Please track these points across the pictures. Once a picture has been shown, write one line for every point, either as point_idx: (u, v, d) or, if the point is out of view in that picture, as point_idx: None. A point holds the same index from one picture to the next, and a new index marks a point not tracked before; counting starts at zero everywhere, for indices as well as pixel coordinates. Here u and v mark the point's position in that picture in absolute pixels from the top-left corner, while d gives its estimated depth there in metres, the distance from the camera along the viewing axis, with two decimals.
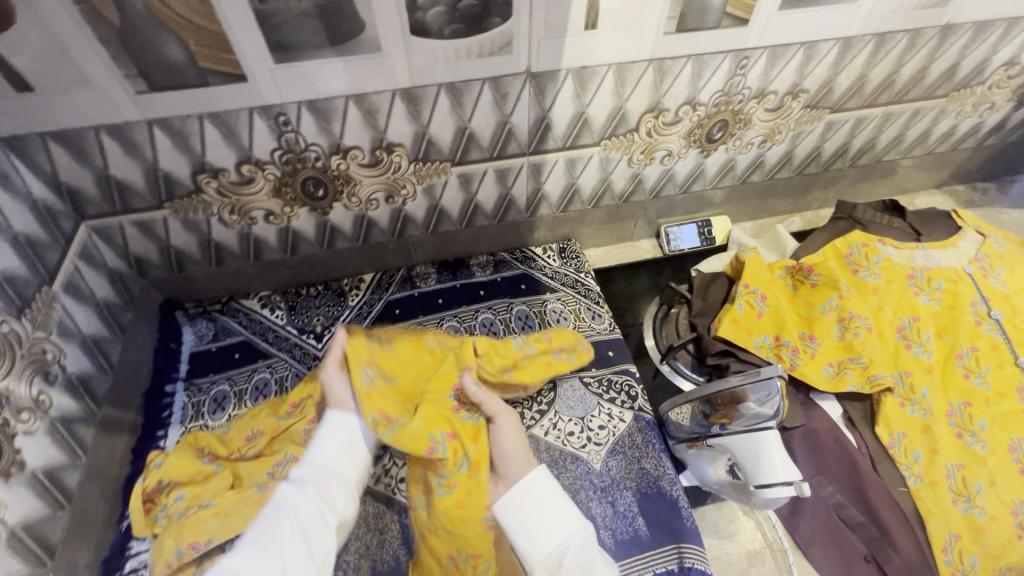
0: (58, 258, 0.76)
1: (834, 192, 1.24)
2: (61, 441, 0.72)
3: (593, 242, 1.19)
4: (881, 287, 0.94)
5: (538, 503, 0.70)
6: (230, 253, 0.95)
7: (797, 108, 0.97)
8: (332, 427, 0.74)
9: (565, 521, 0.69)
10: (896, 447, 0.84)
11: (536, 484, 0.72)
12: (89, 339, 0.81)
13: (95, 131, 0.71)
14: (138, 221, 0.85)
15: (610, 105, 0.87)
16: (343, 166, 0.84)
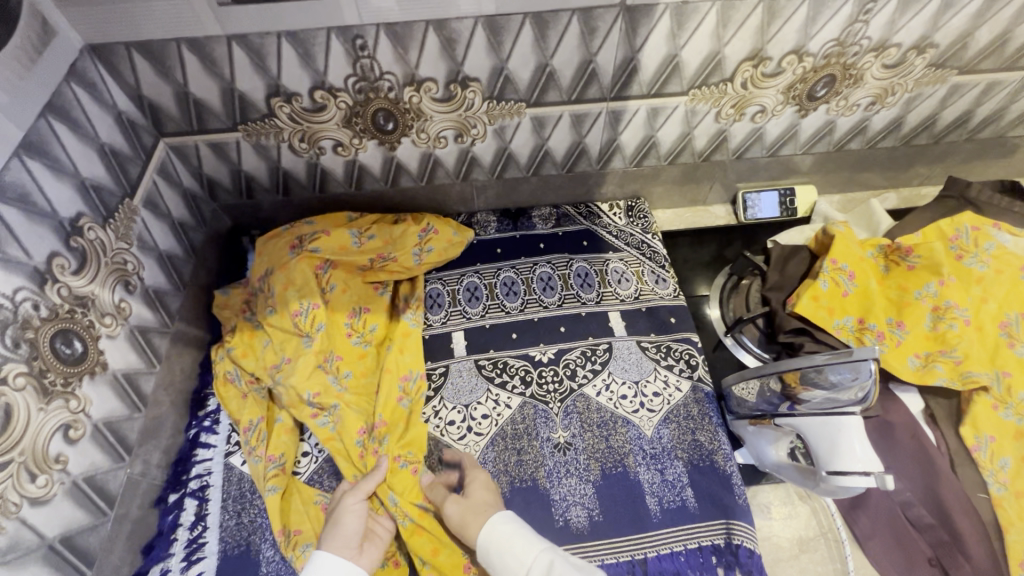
0: (139, 173, 0.77)
1: (942, 168, 1.11)
2: (138, 348, 0.75)
3: (662, 202, 1.12)
4: (988, 277, 0.84)
5: (507, 544, 0.63)
6: (297, 182, 0.95)
7: (920, 66, 0.85)
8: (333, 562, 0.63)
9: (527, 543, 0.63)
10: (981, 452, 0.77)
11: (497, 533, 0.64)
12: (164, 255, 0.83)
13: (177, 43, 0.70)
14: (213, 142, 0.85)
15: (707, 50, 0.79)
16: (415, 99, 0.81)
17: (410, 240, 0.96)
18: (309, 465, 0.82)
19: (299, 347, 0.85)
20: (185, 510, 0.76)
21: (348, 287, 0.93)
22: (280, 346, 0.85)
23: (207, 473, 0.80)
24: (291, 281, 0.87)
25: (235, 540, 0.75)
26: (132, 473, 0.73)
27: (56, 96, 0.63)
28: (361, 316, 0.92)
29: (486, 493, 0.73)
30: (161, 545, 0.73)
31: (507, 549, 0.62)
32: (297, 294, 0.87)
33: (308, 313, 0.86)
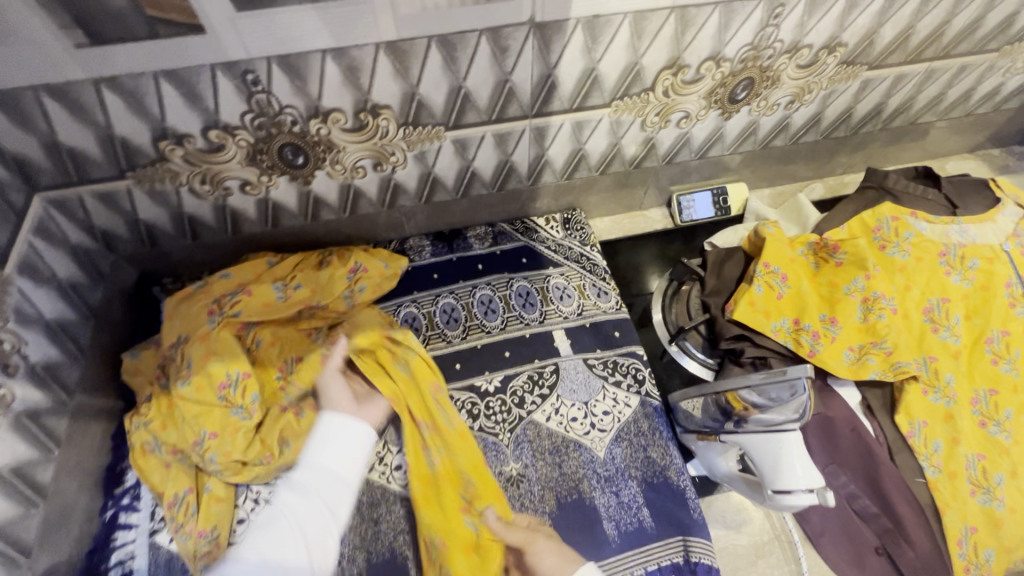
0: (9, 237, 0.68)
1: (861, 157, 1.14)
2: (29, 436, 0.67)
3: (598, 211, 1.10)
4: (910, 265, 0.87)
5: None
6: (205, 225, 0.87)
7: (832, 64, 0.86)
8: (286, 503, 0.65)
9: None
10: (916, 437, 0.80)
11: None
12: (54, 323, 0.74)
13: (34, 91, 0.61)
14: (100, 193, 0.76)
15: (624, 61, 0.77)
16: (323, 131, 0.75)
17: (339, 284, 0.91)
18: (247, 533, 0.76)
19: (229, 419, 0.77)
20: None
21: (277, 340, 0.88)
22: (201, 421, 0.76)
23: (129, 559, 0.73)
24: (214, 350, 0.80)
25: None
26: None
27: None
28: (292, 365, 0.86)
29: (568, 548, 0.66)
30: None
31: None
32: (220, 363, 0.79)
33: (236, 384, 0.78)
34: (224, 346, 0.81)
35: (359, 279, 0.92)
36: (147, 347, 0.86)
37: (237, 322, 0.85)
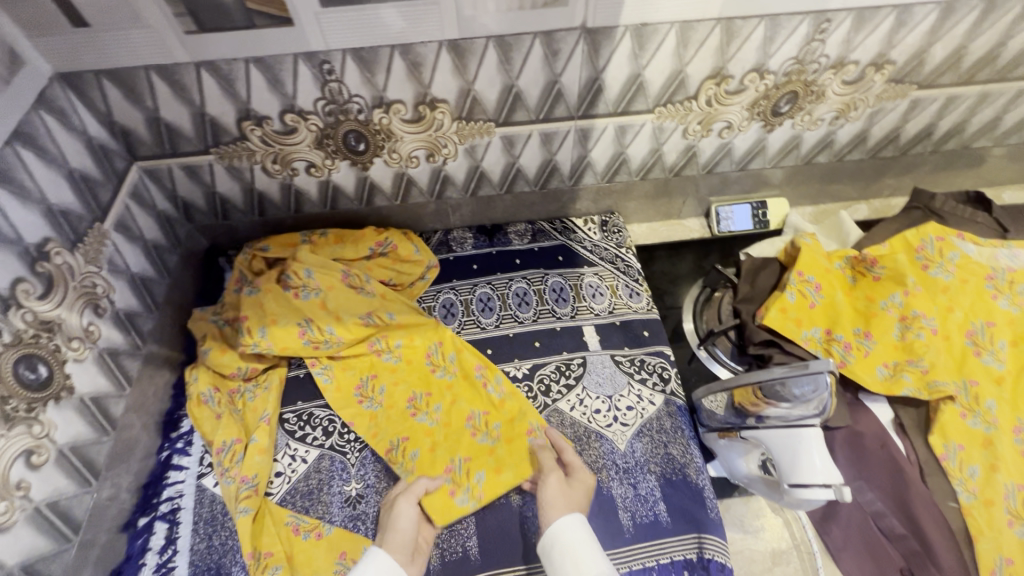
0: (110, 197, 0.78)
1: (910, 179, 1.12)
2: (108, 372, 0.75)
3: (636, 217, 1.13)
4: (954, 286, 0.86)
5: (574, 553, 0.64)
6: (272, 203, 0.96)
7: (879, 82, 0.87)
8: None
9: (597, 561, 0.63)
10: (950, 459, 0.77)
11: (565, 538, 0.65)
12: (137, 277, 0.83)
13: (146, 70, 0.71)
14: (186, 165, 0.86)
15: (669, 69, 0.81)
16: (385, 120, 0.82)
17: (366, 243, 0.98)
18: (282, 485, 0.81)
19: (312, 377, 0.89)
20: (155, 534, 0.76)
21: (331, 293, 0.92)
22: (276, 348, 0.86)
23: (178, 495, 0.80)
24: (273, 315, 0.88)
25: (205, 563, 0.75)
26: (100, 499, 0.72)
27: (23, 124, 0.64)
28: (356, 275, 0.96)
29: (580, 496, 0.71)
30: (130, 569, 0.73)
31: (573, 555, 0.64)
32: (286, 323, 0.88)
33: (311, 328, 0.89)
34: (283, 312, 0.89)
35: (391, 237, 1.00)
36: (202, 312, 0.94)
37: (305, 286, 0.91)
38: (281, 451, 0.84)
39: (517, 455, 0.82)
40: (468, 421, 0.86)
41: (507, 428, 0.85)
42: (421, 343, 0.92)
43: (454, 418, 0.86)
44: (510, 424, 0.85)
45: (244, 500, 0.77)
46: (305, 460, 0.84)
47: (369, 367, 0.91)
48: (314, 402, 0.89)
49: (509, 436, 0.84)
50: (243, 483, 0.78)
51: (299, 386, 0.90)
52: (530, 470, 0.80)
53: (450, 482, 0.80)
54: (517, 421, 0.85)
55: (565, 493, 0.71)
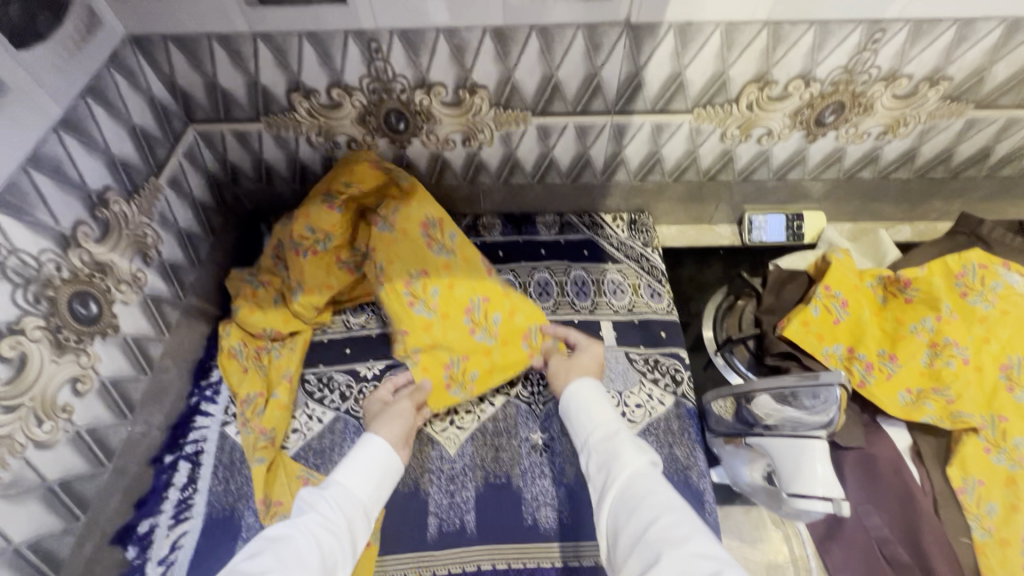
0: (166, 155, 0.84)
1: (960, 205, 1.07)
2: (150, 316, 0.81)
3: (667, 218, 1.12)
4: (993, 317, 0.83)
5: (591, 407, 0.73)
6: (313, 174, 1.00)
7: (933, 98, 0.84)
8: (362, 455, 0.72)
9: (601, 409, 0.73)
10: (967, 494, 0.75)
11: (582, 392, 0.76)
12: (184, 232, 0.89)
13: (208, 38, 0.76)
14: (237, 131, 0.91)
15: (711, 70, 0.80)
16: (425, 101, 0.85)
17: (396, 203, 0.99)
18: (298, 441, 0.86)
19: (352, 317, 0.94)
20: (178, 472, 0.81)
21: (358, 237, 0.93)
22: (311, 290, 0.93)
23: (203, 439, 0.85)
24: (306, 211, 0.91)
25: (220, 505, 0.80)
26: (133, 432, 0.78)
27: (95, 80, 0.70)
28: (387, 203, 0.92)
29: (592, 364, 0.83)
30: (153, 501, 0.78)
31: (583, 408, 0.74)
32: (318, 208, 0.90)
33: (298, 240, 0.92)
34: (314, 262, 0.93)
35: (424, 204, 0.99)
36: (237, 272, 0.99)
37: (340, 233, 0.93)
38: (300, 410, 0.89)
39: (509, 352, 0.88)
40: (489, 354, 0.87)
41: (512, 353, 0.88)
42: (420, 211, 0.91)
43: (453, 304, 0.88)
44: (507, 319, 0.89)
45: (260, 449, 0.82)
46: (321, 420, 0.88)
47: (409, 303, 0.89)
48: (334, 366, 0.93)
49: (505, 336, 0.88)
50: (261, 433, 0.84)
51: (322, 350, 0.95)
52: (518, 368, 0.88)
53: (447, 377, 0.85)
54: (516, 316, 0.89)
55: (574, 363, 0.82)
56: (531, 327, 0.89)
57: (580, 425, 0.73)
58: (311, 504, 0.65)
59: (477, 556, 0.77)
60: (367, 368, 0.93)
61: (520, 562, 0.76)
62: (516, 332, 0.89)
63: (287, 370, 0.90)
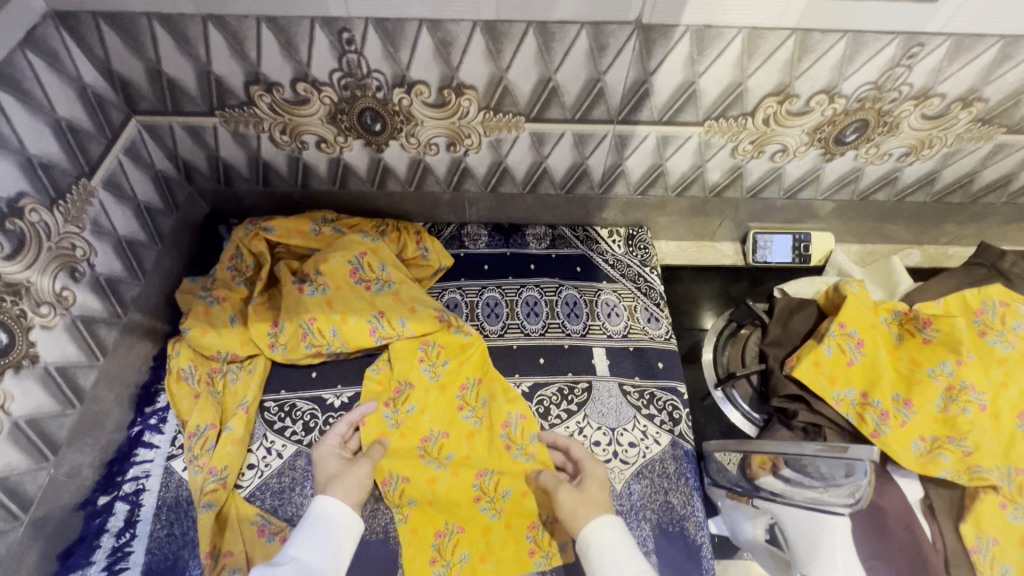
0: (101, 152, 0.72)
1: (974, 230, 1.01)
2: (79, 341, 0.70)
3: (666, 233, 1.04)
4: (1013, 359, 0.77)
5: (613, 549, 0.58)
6: (277, 174, 0.89)
7: (963, 120, 0.77)
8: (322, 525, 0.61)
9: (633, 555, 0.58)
10: (980, 554, 0.70)
11: (603, 531, 0.59)
12: (124, 240, 0.78)
13: (148, 18, 0.64)
14: (189, 125, 0.79)
15: (728, 80, 0.71)
16: (405, 101, 0.75)
17: (409, 249, 0.94)
18: (253, 479, 0.76)
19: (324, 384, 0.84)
20: (114, 515, 0.72)
21: (348, 324, 0.82)
22: (306, 361, 0.84)
23: (144, 476, 0.76)
24: (343, 311, 0.82)
25: (161, 553, 0.71)
26: (57, 475, 0.68)
27: (4, 64, 0.58)
28: (435, 348, 0.85)
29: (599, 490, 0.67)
30: (82, 552, 0.69)
31: (608, 554, 0.58)
32: (357, 319, 0.82)
33: (313, 330, 0.81)
34: (294, 339, 0.82)
35: (426, 243, 0.95)
36: (189, 280, 0.88)
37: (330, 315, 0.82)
38: (258, 442, 0.79)
39: (512, 548, 0.73)
40: (477, 519, 0.74)
41: (508, 519, 0.74)
42: (465, 372, 0.84)
43: (465, 467, 0.77)
44: (518, 499, 0.75)
45: (211, 491, 0.72)
46: (281, 455, 0.79)
47: (408, 430, 0.80)
48: (298, 393, 0.84)
49: (510, 517, 0.75)
50: (211, 474, 0.74)
51: (284, 373, 0.85)
52: (517, 571, 0.71)
53: (433, 552, 0.72)
54: (526, 500, 0.75)
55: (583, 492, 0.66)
56: (540, 516, 0.75)
57: (606, 572, 0.57)
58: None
59: None
60: (334, 396, 0.84)
61: None
62: (518, 515, 0.75)
63: (244, 399, 0.80)
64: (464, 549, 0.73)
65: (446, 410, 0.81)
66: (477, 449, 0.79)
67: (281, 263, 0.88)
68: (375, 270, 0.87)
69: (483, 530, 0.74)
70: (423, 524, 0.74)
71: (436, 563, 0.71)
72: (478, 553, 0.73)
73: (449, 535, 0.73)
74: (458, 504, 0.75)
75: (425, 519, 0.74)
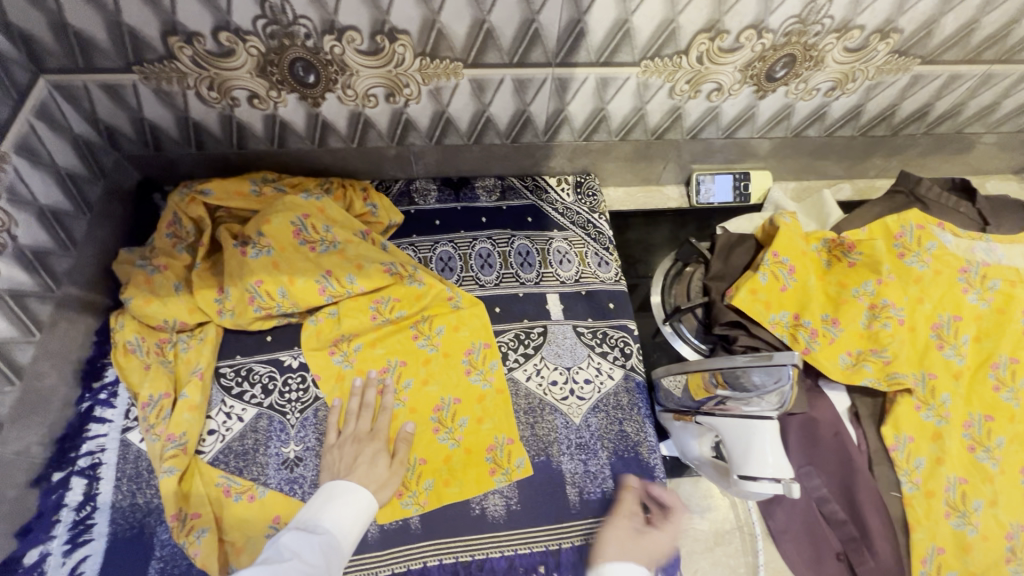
0: (9, 115, 0.67)
1: (898, 161, 1.08)
2: (10, 315, 0.67)
3: (613, 179, 1.06)
4: (928, 277, 0.83)
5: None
6: (210, 136, 0.86)
7: (882, 52, 0.81)
8: (338, 499, 0.65)
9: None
10: (899, 450, 0.77)
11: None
12: (47, 210, 0.74)
13: None
14: (106, 84, 0.75)
15: (660, 17, 0.72)
16: (337, 50, 0.73)
17: (357, 203, 0.93)
18: (215, 444, 0.76)
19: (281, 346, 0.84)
20: (71, 490, 0.71)
21: (296, 283, 0.81)
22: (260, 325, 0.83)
23: (100, 450, 0.74)
24: (290, 272, 0.81)
25: (126, 522, 0.70)
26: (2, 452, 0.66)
27: None
28: (388, 303, 0.85)
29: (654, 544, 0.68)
30: (41, 527, 0.68)
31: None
32: (305, 280, 0.81)
33: (261, 293, 0.80)
34: (239, 303, 0.81)
35: (372, 199, 0.94)
36: (126, 252, 0.85)
37: (275, 279, 0.81)
38: (217, 409, 0.79)
39: (473, 471, 0.77)
40: (438, 448, 0.78)
41: (468, 442, 0.78)
42: (419, 310, 0.86)
43: (423, 401, 0.81)
44: (476, 426, 0.79)
45: (170, 457, 0.72)
46: (242, 418, 0.79)
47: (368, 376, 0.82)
48: (253, 357, 0.83)
49: (469, 443, 0.78)
50: (169, 441, 0.73)
51: (238, 339, 0.84)
52: (480, 490, 0.76)
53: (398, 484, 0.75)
54: (483, 426, 0.80)
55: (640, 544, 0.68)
56: (497, 439, 0.79)
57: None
58: (297, 553, 0.57)
59: (421, 553, 0.71)
60: (291, 357, 0.83)
61: (467, 556, 0.72)
62: (479, 442, 0.78)
63: (197, 367, 0.79)
64: (427, 477, 0.76)
65: (401, 349, 0.84)
66: (434, 385, 0.82)
67: (222, 228, 0.86)
68: (319, 231, 0.85)
69: (446, 458, 0.77)
70: None
71: (401, 494, 0.74)
72: (442, 480, 0.76)
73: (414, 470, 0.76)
74: (418, 437, 0.78)
75: None
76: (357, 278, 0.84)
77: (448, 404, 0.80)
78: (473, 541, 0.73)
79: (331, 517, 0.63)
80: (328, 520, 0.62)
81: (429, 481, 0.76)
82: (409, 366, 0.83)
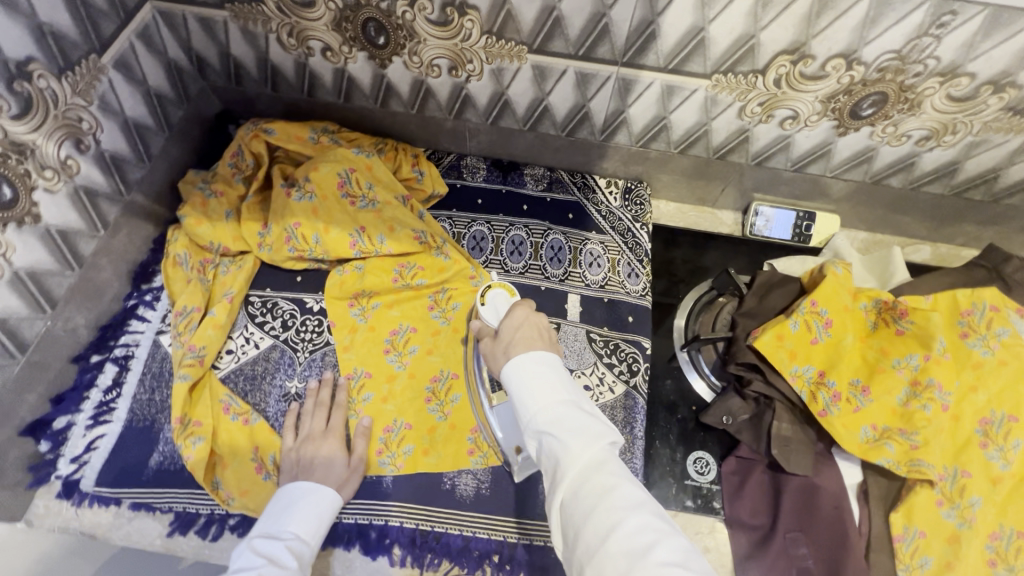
0: (113, 32, 0.74)
1: (993, 233, 0.96)
2: (81, 209, 0.75)
3: (666, 192, 1.02)
4: (988, 366, 0.74)
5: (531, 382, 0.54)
6: (285, 80, 0.91)
7: (993, 107, 0.72)
8: (299, 501, 0.67)
9: (546, 389, 0.53)
10: (904, 543, 0.70)
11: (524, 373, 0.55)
12: (131, 122, 0.82)
13: None
14: (201, 17, 0.81)
15: (739, 31, 0.68)
16: (408, 15, 0.74)
17: (405, 168, 0.96)
18: (230, 363, 0.82)
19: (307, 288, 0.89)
20: (103, 374, 0.79)
21: (329, 231, 0.85)
22: (291, 266, 0.88)
23: (134, 344, 0.82)
24: (326, 221, 0.85)
25: (142, 413, 0.78)
26: (54, 327, 0.75)
27: None
28: (411, 269, 0.88)
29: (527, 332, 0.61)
30: (73, 399, 0.77)
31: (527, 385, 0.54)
32: (339, 231, 0.85)
33: (297, 235, 0.85)
34: (276, 241, 0.86)
35: (421, 167, 0.97)
36: (193, 175, 0.92)
37: (311, 224, 0.85)
38: (240, 332, 0.85)
39: (453, 447, 0.78)
40: (425, 417, 0.80)
41: (455, 418, 0.80)
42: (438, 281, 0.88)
43: (423, 369, 0.83)
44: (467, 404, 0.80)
45: (185, 365, 0.78)
46: (258, 345, 0.84)
47: (377, 333, 0.85)
48: (281, 293, 0.88)
49: (456, 419, 0.80)
50: (190, 350, 0.80)
51: (271, 273, 0.89)
52: (455, 467, 0.77)
53: (381, 442, 0.78)
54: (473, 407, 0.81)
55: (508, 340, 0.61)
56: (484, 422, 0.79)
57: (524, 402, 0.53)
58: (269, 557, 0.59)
59: (385, 510, 0.74)
60: (314, 300, 0.88)
61: (428, 526, 0.74)
62: (465, 421, 0.79)
63: (228, 288, 0.85)
64: (410, 442, 0.78)
65: (414, 316, 0.86)
66: (437, 356, 0.84)
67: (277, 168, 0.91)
68: (362, 187, 0.89)
69: (430, 428, 0.79)
70: (377, 414, 0.80)
71: (381, 453, 0.77)
72: (421, 448, 0.78)
73: (397, 434, 0.79)
74: (410, 402, 0.81)
75: (378, 414, 0.80)
76: (387, 239, 0.87)
77: (445, 378, 0.82)
78: (437, 513, 0.74)
79: (295, 520, 0.64)
80: (294, 523, 0.64)
81: (410, 447, 0.78)
82: (418, 333, 0.85)
